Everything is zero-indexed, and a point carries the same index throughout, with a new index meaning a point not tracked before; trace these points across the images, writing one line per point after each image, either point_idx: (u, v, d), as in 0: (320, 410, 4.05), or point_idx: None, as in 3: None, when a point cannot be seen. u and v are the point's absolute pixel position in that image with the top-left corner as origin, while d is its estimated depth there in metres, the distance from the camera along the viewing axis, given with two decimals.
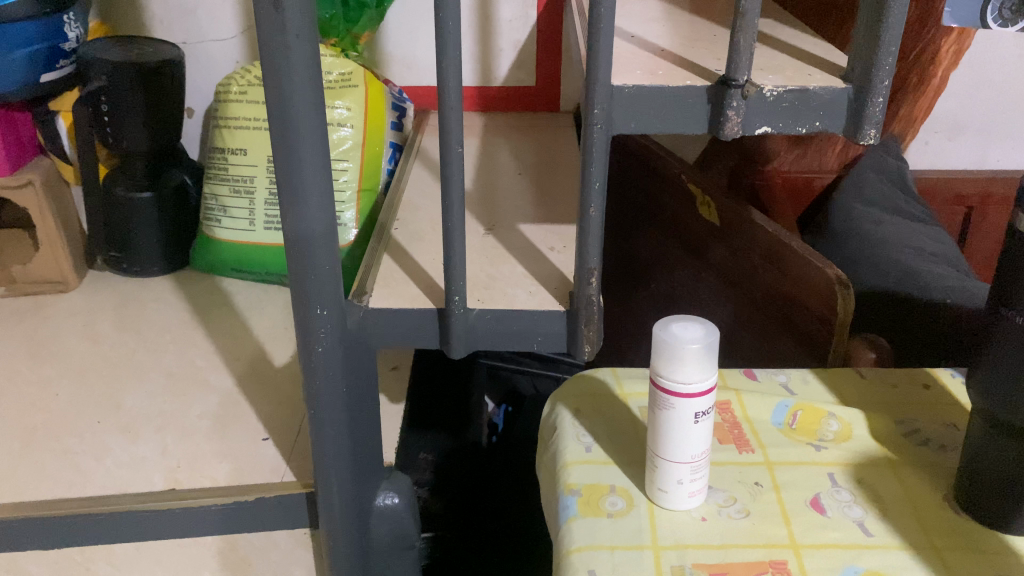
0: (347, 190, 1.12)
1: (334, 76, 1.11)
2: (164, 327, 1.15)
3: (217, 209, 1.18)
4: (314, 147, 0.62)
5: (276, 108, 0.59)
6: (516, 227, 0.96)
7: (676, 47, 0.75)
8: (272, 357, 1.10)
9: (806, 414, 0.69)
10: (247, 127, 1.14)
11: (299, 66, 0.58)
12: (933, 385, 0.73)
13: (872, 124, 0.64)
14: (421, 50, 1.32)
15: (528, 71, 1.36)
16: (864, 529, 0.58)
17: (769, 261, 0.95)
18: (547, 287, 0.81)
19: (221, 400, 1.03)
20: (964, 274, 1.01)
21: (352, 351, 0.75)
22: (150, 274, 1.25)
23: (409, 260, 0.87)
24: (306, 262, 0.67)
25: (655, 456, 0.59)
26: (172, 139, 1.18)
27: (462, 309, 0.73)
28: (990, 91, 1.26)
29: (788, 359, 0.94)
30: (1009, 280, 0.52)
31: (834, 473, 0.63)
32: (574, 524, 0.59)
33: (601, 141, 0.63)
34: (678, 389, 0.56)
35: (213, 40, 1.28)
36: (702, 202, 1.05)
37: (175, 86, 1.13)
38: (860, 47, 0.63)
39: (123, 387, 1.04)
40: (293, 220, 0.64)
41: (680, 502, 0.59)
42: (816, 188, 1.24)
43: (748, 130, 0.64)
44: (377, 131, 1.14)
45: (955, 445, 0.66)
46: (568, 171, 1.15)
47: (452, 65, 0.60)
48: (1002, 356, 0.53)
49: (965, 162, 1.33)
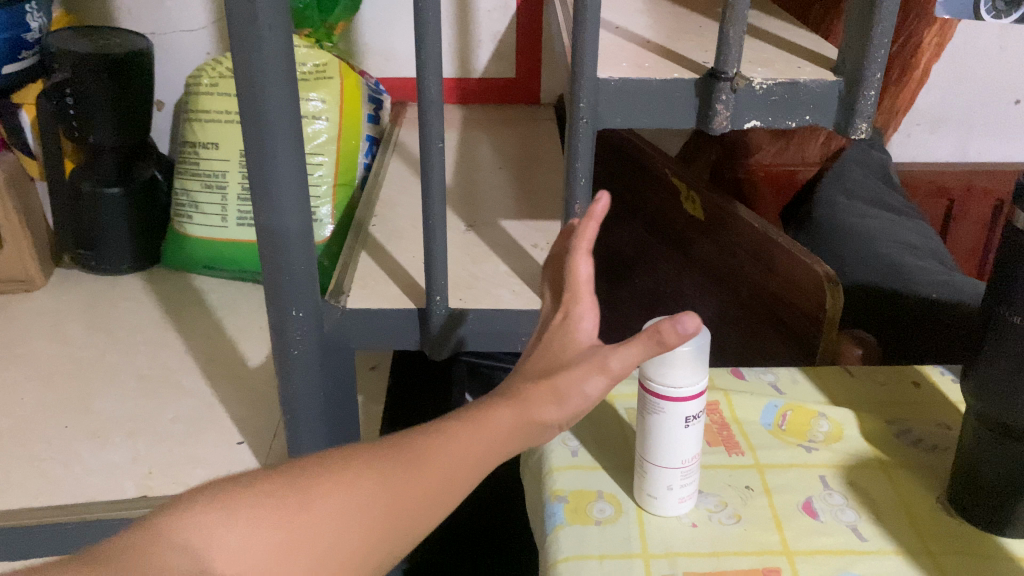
0: (323, 185, 1.09)
1: (308, 67, 1.08)
2: (135, 327, 1.12)
3: (188, 205, 1.14)
4: (288, 143, 0.59)
5: (248, 102, 0.57)
6: (498, 224, 0.94)
7: (663, 39, 0.73)
8: (246, 357, 1.08)
9: (795, 414, 0.68)
10: (219, 121, 1.11)
11: (272, 57, 0.55)
12: (923, 383, 0.72)
13: (862, 118, 0.62)
14: (397, 41, 1.30)
15: (507, 63, 1.34)
16: (858, 534, 0.56)
17: (754, 256, 0.93)
18: (530, 286, 0.79)
19: (195, 403, 1.00)
20: (949, 268, 1.00)
21: (330, 354, 0.72)
22: (119, 272, 1.21)
23: (388, 259, 0.85)
24: (281, 261, 0.64)
25: (643, 462, 0.57)
26: (142, 133, 1.15)
27: (445, 309, 0.71)
28: (971, 83, 1.25)
29: (775, 356, 0.92)
30: (1005, 279, 0.50)
31: (826, 476, 0.62)
32: (561, 533, 0.57)
33: (586, 136, 0.61)
34: (671, 392, 0.54)
35: (182, 31, 1.24)
36: (687, 197, 1.04)
37: (143, 78, 1.09)
38: (850, 39, 0.62)
39: (92, 391, 1.01)
40: (268, 216, 0.62)
41: (669, 508, 0.57)
42: (799, 182, 1.20)
43: (736, 124, 0.63)
44: (353, 125, 1.11)
45: (947, 446, 0.65)
46: (550, 165, 1.13)
47: (432, 57, 0.57)
48: (998, 357, 0.51)
49: (945, 155, 1.32)
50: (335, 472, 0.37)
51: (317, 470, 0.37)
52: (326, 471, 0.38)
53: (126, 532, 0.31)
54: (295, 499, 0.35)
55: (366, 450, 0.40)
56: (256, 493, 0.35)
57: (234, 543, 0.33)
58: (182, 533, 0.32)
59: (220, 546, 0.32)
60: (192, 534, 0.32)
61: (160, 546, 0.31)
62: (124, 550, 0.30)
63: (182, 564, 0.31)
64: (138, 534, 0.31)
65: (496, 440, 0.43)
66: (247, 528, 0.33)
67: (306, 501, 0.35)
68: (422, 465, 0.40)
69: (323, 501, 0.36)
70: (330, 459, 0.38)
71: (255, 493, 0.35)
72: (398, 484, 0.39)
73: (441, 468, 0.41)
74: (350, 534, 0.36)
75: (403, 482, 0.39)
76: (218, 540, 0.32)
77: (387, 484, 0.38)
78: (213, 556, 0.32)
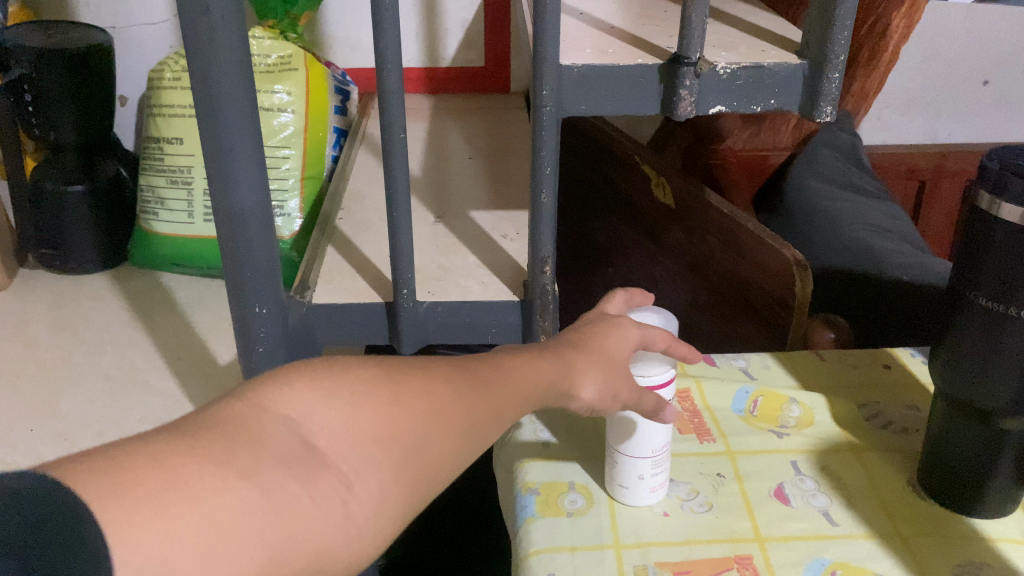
0: (289, 178, 1.07)
1: (272, 59, 1.07)
2: (102, 326, 1.11)
3: (154, 201, 1.13)
4: (244, 137, 0.58)
5: (202, 94, 0.55)
6: (468, 215, 0.93)
7: (628, 24, 0.72)
8: (216, 355, 1.06)
9: (766, 400, 0.67)
10: (182, 116, 1.09)
11: (226, 49, 0.54)
12: (893, 366, 0.72)
13: (827, 101, 0.62)
14: (364, 31, 1.28)
15: (476, 51, 1.32)
16: (829, 519, 0.56)
17: (725, 242, 0.93)
18: (500, 277, 0.79)
19: (163, 403, 0.99)
20: (920, 250, 1.00)
21: (297, 351, 0.71)
22: (85, 272, 1.19)
23: (356, 252, 0.84)
24: (241, 258, 0.63)
25: (616, 454, 0.56)
26: (104, 129, 1.12)
27: (412, 302, 0.70)
28: (940, 64, 1.25)
29: (749, 342, 0.93)
30: (969, 260, 0.50)
31: (797, 461, 0.61)
32: (532, 526, 0.56)
33: (550, 123, 0.60)
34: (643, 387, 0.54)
35: (144, 25, 1.22)
36: (657, 184, 1.03)
37: (103, 72, 1.07)
38: (814, 21, 0.61)
39: (58, 392, 0.99)
40: (228, 212, 0.60)
41: (643, 501, 0.57)
42: (771, 166, 1.21)
43: (701, 109, 0.62)
44: (319, 117, 1.10)
45: (917, 428, 0.65)
46: (520, 154, 1.13)
47: (391, 45, 0.56)
48: (966, 338, 0.50)
49: (915, 136, 1.33)
50: (426, 371, 0.37)
51: (410, 367, 0.37)
52: (416, 369, 0.37)
53: (232, 402, 0.32)
54: (389, 391, 0.35)
55: (448, 361, 0.39)
56: (360, 378, 0.35)
57: (334, 423, 0.32)
58: (286, 406, 0.32)
59: (322, 424, 0.32)
60: (296, 408, 0.32)
61: (264, 416, 0.31)
62: (237, 418, 0.31)
63: (285, 437, 0.31)
64: (243, 404, 0.32)
65: (549, 385, 0.43)
66: (343, 410, 0.33)
67: (398, 395, 0.35)
68: (494, 381, 0.40)
69: (414, 398, 0.35)
70: (419, 361, 0.38)
71: (351, 379, 0.34)
72: (480, 392, 0.38)
73: (511, 390, 0.41)
74: (440, 431, 0.35)
75: (478, 393, 0.38)
76: (319, 420, 0.32)
77: (469, 393, 0.38)
78: (314, 429, 0.32)
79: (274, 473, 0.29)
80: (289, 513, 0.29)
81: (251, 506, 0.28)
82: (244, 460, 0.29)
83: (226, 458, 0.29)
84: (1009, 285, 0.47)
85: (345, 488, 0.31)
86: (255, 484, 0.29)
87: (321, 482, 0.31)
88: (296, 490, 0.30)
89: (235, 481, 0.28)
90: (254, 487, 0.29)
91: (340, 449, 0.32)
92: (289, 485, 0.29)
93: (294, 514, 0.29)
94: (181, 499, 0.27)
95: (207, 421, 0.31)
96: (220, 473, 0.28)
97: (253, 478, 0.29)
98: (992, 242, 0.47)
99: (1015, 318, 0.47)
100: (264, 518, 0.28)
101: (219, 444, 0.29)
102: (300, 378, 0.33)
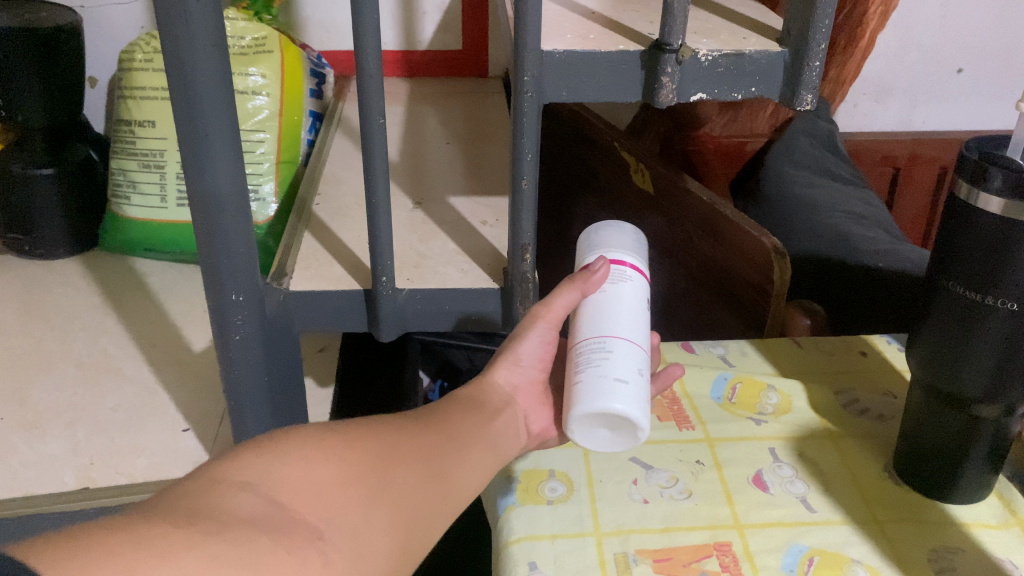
0: (264, 162, 1.06)
1: (246, 41, 1.05)
2: (73, 312, 1.09)
3: (125, 185, 1.11)
4: (220, 122, 0.57)
5: (174, 80, 0.54)
6: (446, 201, 0.93)
7: (608, 10, 0.72)
8: (190, 342, 1.05)
9: (744, 387, 0.68)
10: (154, 98, 1.07)
11: (200, 32, 0.53)
12: (869, 353, 0.73)
13: (808, 89, 0.62)
14: (340, 13, 1.26)
15: (453, 35, 1.31)
16: (806, 506, 0.57)
17: (704, 230, 0.93)
18: (479, 264, 0.78)
19: (137, 391, 0.98)
20: (896, 238, 1.01)
21: (272, 337, 0.71)
22: (54, 256, 1.18)
23: (332, 238, 0.83)
24: (217, 246, 0.62)
25: (583, 359, 0.53)
26: (72, 110, 1.10)
27: (391, 290, 0.69)
28: (916, 52, 1.26)
29: (731, 333, 0.93)
30: (949, 250, 0.49)
31: (776, 448, 0.62)
32: (513, 514, 0.56)
33: (531, 110, 0.60)
34: (635, 265, 0.60)
35: (113, 4, 1.20)
36: (636, 170, 1.03)
37: (72, 53, 1.06)
38: (797, 8, 0.61)
39: (28, 380, 0.97)
40: (203, 198, 0.59)
41: (611, 395, 0.50)
42: (748, 153, 1.21)
43: (681, 97, 0.62)
44: (294, 102, 1.08)
45: (893, 415, 0.66)
46: (499, 139, 1.12)
47: (369, 30, 0.55)
48: (944, 323, 0.51)
49: (892, 123, 1.34)
50: (369, 437, 0.44)
51: (355, 425, 0.45)
52: (361, 426, 0.45)
53: (187, 484, 0.36)
54: (337, 440, 0.43)
55: (385, 422, 0.47)
56: (299, 441, 0.41)
57: (294, 480, 0.39)
58: (243, 474, 0.38)
59: (286, 484, 0.38)
60: (251, 475, 0.38)
61: (223, 484, 0.37)
62: (195, 492, 0.36)
63: (247, 497, 0.36)
64: (202, 479, 0.37)
65: (475, 426, 0.52)
66: (300, 470, 0.40)
67: (348, 442, 0.43)
68: (431, 419, 0.50)
69: (365, 445, 0.44)
70: (363, 421, 0.46)
71: (300, 441, 0.41)
72: (417, 440, 0.47)
73: (442, 432, 0.49)
74: (402, 487, 0.43)
75: (422, 430, 0.48)
76: (276, 480, 0.38)
77: (413, 431, 0.47)
78: (273, 487, 0.38)
79: (242, 529, 0.34)
80: (269, 561, 0.34)
81: (225, 556, 0.32)
82: (206, 523, 0.33)
83: (191, 522, 0.33)
84: (983, 274, 0.48)
85: (320, 538, 0.37)
86: (224, 539, 0.33)
87: (296, 536, 0.36)
88: (271, 542, 0.35)
89: (201, 538, 0.32)
90: (226, 543, 0.33)
91: (302, 504, 0.38)
92: (261, 538, 0.34)
93: (273, 563, 0.34)
94: (150, 557, 0.30)
95: (169, 500, 0.35)
96: (186, 532, 0.32)
97: (219, 534, 0.33)
98: (970, 231, 0.47)
99: (992, 307, 0.48)
100: (243, 567, 0.32)
101: (180, 515, 0.33)
102: (254, 452, 0.40)
